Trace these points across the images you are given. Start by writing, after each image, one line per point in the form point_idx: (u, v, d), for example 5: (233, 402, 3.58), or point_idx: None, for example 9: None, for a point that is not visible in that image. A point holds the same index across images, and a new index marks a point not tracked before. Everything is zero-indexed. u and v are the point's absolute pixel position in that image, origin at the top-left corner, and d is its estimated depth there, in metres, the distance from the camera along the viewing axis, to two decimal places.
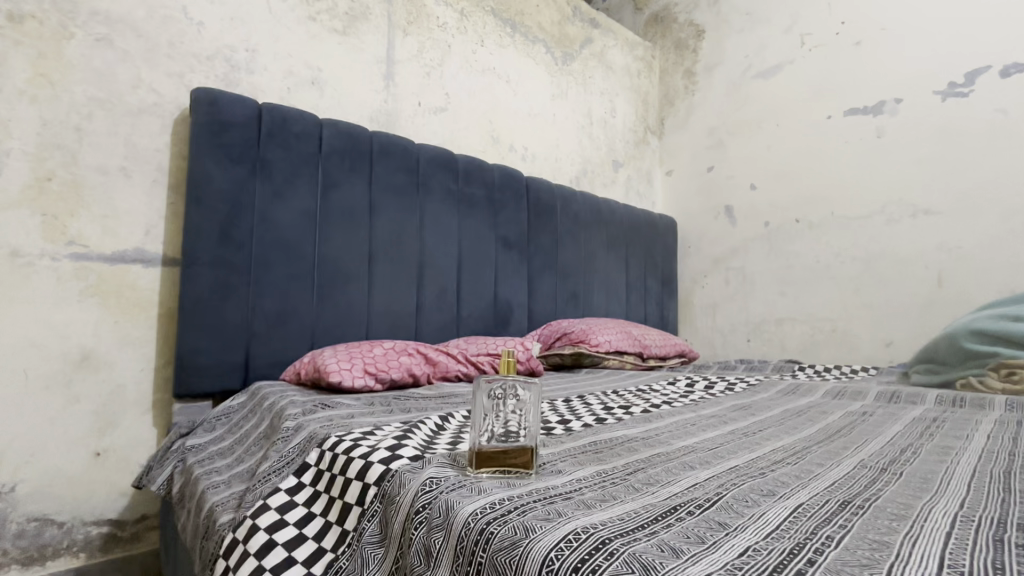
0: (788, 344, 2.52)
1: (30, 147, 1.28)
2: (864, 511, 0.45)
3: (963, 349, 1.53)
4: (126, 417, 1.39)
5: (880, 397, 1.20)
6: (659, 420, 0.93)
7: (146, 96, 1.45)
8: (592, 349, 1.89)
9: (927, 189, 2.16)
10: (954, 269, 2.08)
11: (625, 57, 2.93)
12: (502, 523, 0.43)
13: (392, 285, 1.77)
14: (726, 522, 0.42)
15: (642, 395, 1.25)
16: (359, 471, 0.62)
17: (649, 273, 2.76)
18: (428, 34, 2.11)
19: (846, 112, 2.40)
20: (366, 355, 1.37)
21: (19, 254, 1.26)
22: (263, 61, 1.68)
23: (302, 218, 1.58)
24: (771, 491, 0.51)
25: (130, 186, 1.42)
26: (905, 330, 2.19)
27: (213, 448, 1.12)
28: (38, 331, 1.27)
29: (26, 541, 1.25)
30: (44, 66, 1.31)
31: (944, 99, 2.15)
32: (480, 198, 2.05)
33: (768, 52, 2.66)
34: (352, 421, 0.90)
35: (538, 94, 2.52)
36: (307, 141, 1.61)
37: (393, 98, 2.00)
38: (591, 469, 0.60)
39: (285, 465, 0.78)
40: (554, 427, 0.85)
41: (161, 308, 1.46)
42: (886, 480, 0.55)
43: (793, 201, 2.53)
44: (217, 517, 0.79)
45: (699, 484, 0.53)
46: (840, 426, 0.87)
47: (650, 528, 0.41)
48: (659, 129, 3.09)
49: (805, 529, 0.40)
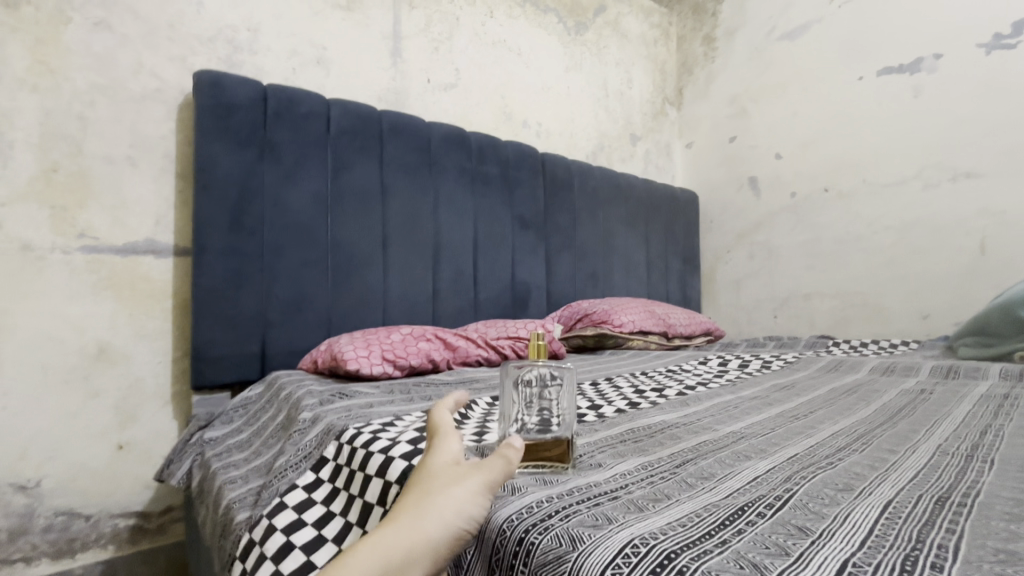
0: (817, 319, 2.41)
1: (34, 137, 1.25)
2: (967, 510, 0.38)
3: (1019, 318, 1.44)
4: (146, 410, 1.37)
5: (935, 372, 1.12)
6: (696, 404, 0.86)
7: (148, 82, 1.40)
8: (614, 330, 1.82)
9: (968, 151, 2.02)
10: (998, 235, 1.95)
11: (641, 25, 2.80)
12: (543, 530, 0.37)
13: (409, 267, 1.72)
14: (807, 526, 0.36)
15: (673, 375, 1.18)
16: (379, 468, 0.58)
17: (670, 249, 2.67)
18: (435, 7, 2.01)
19: (879, 72, 2.25)
20: (384, 341, 1.33)
21: (31, 247, 1.23)
22: (266, 41, 1.61)
23: (313, 201, 1.53)
24: (848, 485, 0.44)
25: (138, 176, 1.38)
26: (943, 301, 2.06)
27: (231, 441, 1.09)
28: (53, 325, 1.25)
29: (55, 534, 1.25)
30: (43, 53, 1.26)
31: (987, 53, 1.99)
32: (495, 176, 1.97)
33: (794, 11, 2.50)
34: (371, 411, 0.85)
35: (551, 67, 2.41)
36: (315, 122, 1.55)
37: (401, 76, 1.92)
38: (634, 462, 0.54)
39: (304, 460, 0.75)
40: (586, 413, 0.79)
41: (175, 299, 1.43)
42: (979, 470, 0.48)
43: (822, 169, 2.40)
44: (234, 515, 0.75)
45: (762, 479, 0.47)
46: (899, 407, 0.80)
47: (718, 536, 0.35)
48: (678, 100, 2.97)
49: (907, 535, 0.34)
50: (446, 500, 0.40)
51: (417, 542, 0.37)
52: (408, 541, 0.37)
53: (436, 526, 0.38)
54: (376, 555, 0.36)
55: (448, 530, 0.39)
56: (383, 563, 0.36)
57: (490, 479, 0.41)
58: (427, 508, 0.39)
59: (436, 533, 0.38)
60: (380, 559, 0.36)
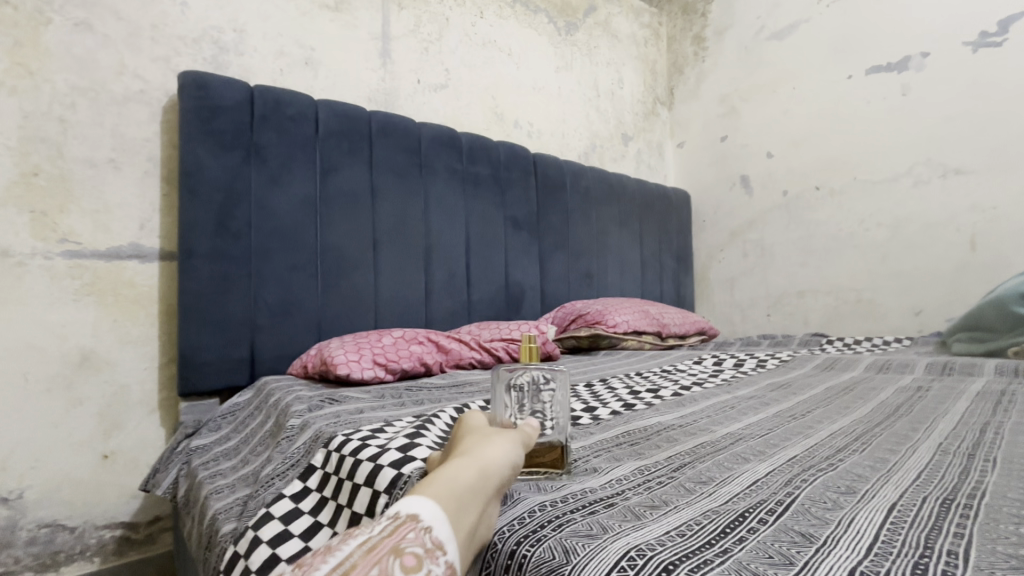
0: (810, 316, 2.41)
1: (13, 141, 1.21)
2: (974, 512, 0.37)
3: (1012, 314, 1.44)
4: (131, 418, 1.34)
5: (930, 369, 1.12)
6: (693, 404, 0.85)
7: (131, 83, 1.37)
8: (608, 330, 1.81)
9: (956, 148, 2.03)
10: (989, 231, 1.96)
11: (631, 25, 2.80)
12: (536, 542, 0.36)
13: (401, 270, 1.70)
14: (811, 533, 0.34)
15: (668, 375, 1.17)
16: (368, 476, 0.56)
17: (663, 249, 2.66)
18: (424, 7, 1.99)
19: (868, 71, 2.26)
20: (375, 345, 1.31)
21: (10, 253, 1.20)
22: (252, 42, 1.59)
23: (301, 204, 1.51)
24: (851, 488, 0.43)
25: (121, 179, 1.35)
26: (935, 297, 2.07)
27: (219, 449, 1.07)
28: (34, 333, 1.22)
29: (38, 547, 1.22)
30: (21, 55, 1.23)
31: (974, 51, 2.01)
32: (486, 177, 1.96)
33: (783, 11, 2.51)
34: (362, 417, 0.83)
35: (542, 67, 2.40)
36: (302, 123, 1.52)
37: (390, 76, 1.90)
38: (630, 466, 0.53)
39: (291, 468, 0.73)
40: (580, 415, 0.78)
41: (161, 305, 1.40)
42: (982, 470, 0.47)
43: (813, 168, 2.41)
44: (220, 525, 0.73)
45: (762, 482, 0.45)
46: (896, 405, 0.79)
47: (719, 545, 0.33)
48: (669, 100, 2.97)
49: (915, 541, 0.33)
50: (494, 444, 0.43)
51: (482, 470, 0.39)
52: (474, 469, 0.39)
53: (493, 459, 0.41)
54: (451, 480, 0.37)
55: (503, 468, 0.42)
56: (460, 485, 0.37)
57: (522, 437, 0.47)
58: (480, 450, 0.42)
59: (495, 466, 0.41)
60: (456, 482, 0.37)
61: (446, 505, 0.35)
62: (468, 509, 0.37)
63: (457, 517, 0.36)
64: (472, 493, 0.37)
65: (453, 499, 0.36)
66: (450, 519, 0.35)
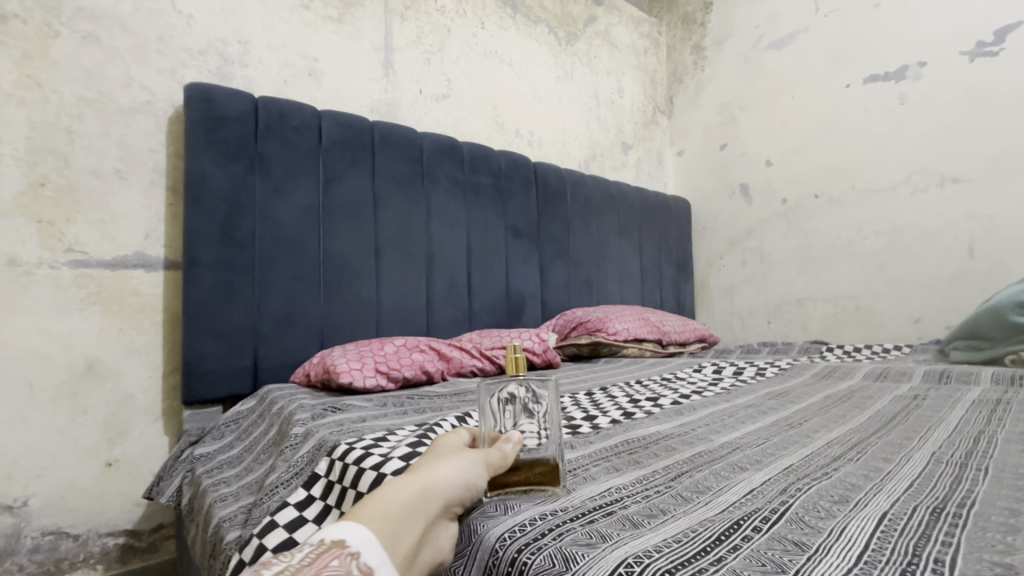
0: (810, 324, 2.42)
1: (21, 152, 1.23)
2: (963, 521, 0.38)
3: (1008, 322, 1.45)
4: (135, 426, 1.35)
5: (928, 378, 1.12)
6: (691, 413, 0.86)
7: (137, 95, 1.40)
8: (609, 338, 1.82)
9: (953, 157, 2.05)
10: (986, 239, 1.97)
11: (631, 35, 2.83)
12: (537, 550, 0.37)
13: (402, 279, 1.72)
14: (803, 542, 0.35)
15: (668, 384, 1.18)
16: (372, 485, 0.57)
17: (663, 257, 2.68)
18: (426, 18, 2.02)
19: (865, 80, 2.28)
20: (377, 353, 1.32)
21: (17, 263, 1.22)
22: (257, 54, 1.61)
23: (304, 213, 1.53)
24: (843, 497, 0.44)
25: (127, 189, 1.37)
26: (934, 304, 2.08)
27: (222, 457, 1.08)
28: (40, 342, 1.23)
29: (42, 555, 1.22)
30: (31, 67, 1.25)
31: (970, 61, 2.03)
32: (487, 186, 1.97)
33: (781, 21, 2.53)
34: (364, 425, 0.85)
35: (542, 77, 2.43)
36: (306, 133, 1.55)
37: (393, 86, 1.92)
38: (629, 475, 0.54)
39: (295, 477, 0.74)
40: (580, 424, 0.78)
41: (165, 313, 1.42)
42: (973, 479, 0.48)
43: (812, 176, 2.42)
44: (224, 533, 0.74)
45: (757, 491, 0.46)
46: (893, 413, 0.80)
47: (713, 553, 0.34)
48: (668, 109, 2.99)
49: (904, 549, 0.34)
50: (448, 464, 0.46)
51: (425, 491, 0.43)
52: (418, 490, 0.43)
53: (441, 480, 0.45)
54: (390, 499, 0.42)
55: (452, 488, 0.45)
56: (399, 506, 0.42)
57: (485, 457, 0.48)
58: (431, 469, 0.46)
59: (441, 487, 0.44)
60: (394, 502, 0.42)
61: (379, 529, 0.40)
62: (403, 529, 0.41)
63: (392, 538, 0.40)
64: (410, 515, 0.42)
65: (387, 521, 0.41)
66: (382, 541, 0.40)
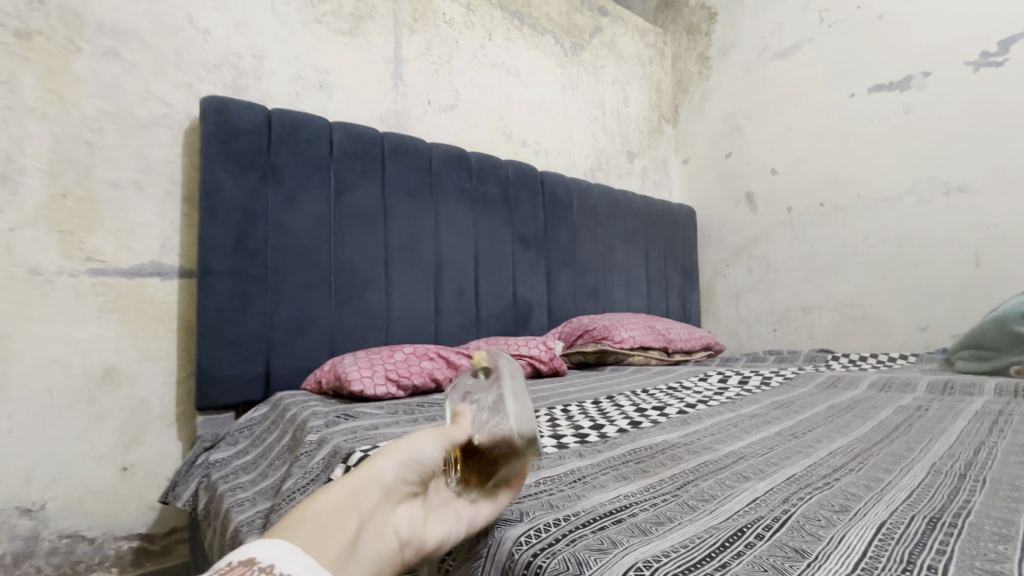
0: (816, 332, 2.43)
1: (43, 164, 1.27)
2: (958, 530, 0.40)
3: (1012, 332, 1.46)
4: (150, 431, 1.38)
5: (932, 388, 1.13)
6: (697, 422, 0.88)
7: (155, 108, 1.44)
8: (615, 346, 1.84)
9: (958, 166, 2.06)
10: (991, 248, 1.98)
11: (636, 45, 2.86)
12: (551, 554, 0.39)
13: (411, 287, 1.74)
14: (803, 548, 0.37)
15: (674, 393, 1.20)
16: None
17: (669, 265, 2.69)
18: (435, 31, 2.06)
19: (870, 90, 2.29)
20: (387, 361, 1.35)
21: (38, 271, 1.25)
22: (270, 67, 1.65)
23: (315, 223, 1.56)
24: (843, 506, 0.46)
25: (144, 200, 1.41)
26: (940, 313, 2.08)
27: (237, 463, 1.10)
28: (59, 348, 1.26)
29: (59, 558, 1.25)
30: (53, 82, 1.29)
31: (975, 70, 2.04)
32: (495, 196, 2.00)
33: (785, 31, 2.56)
34: (376, 432, 0.87)
35: (549, 87, 2.46)
36: (317, 145, 1.58)
37: (402, 97, 1.96)
38: (637, 483, 0.56)
39: (310, 483, 0.76)
40: (588, 433, 0.80)
41: (180, 321, 1.45)
42: (970, 489, 0.50)
43: (817, 185, 2.44)
44: (243, 537, 0.76)
45: (760, 500, 0.48)
46: (896, 424, 0.81)
47: (718, 559, 0.36)
48: (673, 118, 3.02)
49: (899, 557, 0.36)
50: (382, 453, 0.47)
51: (357, 484, 0.44)
52: (349, 486, 0.44)
53: (373, 468, 0.46)
54: (319, 501, 0.42)
55: (386, 473, 0.46)
56: (330, 504, 0.42)
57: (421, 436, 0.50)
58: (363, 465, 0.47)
59: (374, 475, 0.45)
60: (324, 506, 0.42)
61: (308, 534, 0.39)
62: (336, 527, 0.40)
63: (324, 539, 0.39)
64: (343, 509, 0.42)
65: (316, 523, 0.40)
66: (309, 548, 0.38)
